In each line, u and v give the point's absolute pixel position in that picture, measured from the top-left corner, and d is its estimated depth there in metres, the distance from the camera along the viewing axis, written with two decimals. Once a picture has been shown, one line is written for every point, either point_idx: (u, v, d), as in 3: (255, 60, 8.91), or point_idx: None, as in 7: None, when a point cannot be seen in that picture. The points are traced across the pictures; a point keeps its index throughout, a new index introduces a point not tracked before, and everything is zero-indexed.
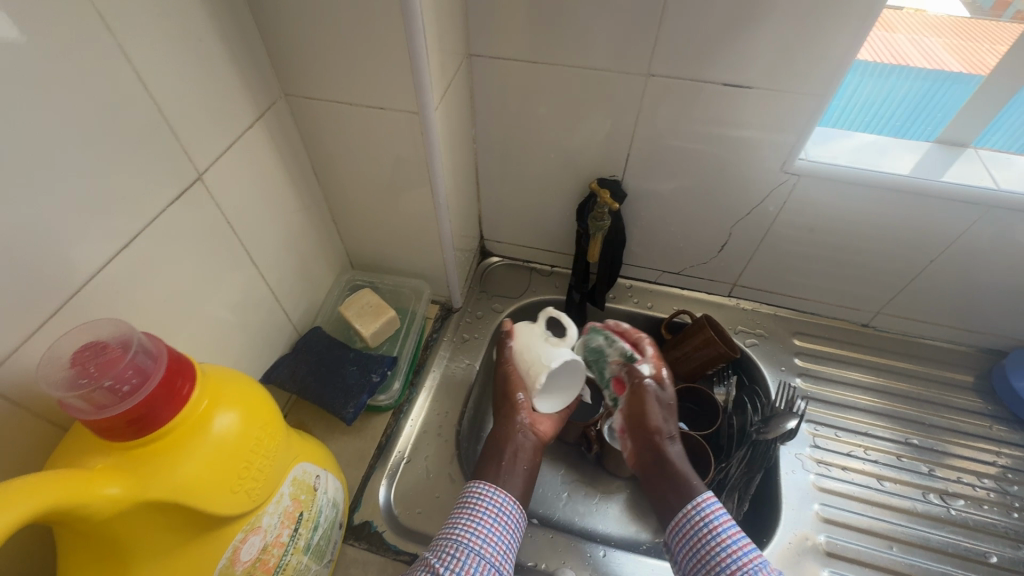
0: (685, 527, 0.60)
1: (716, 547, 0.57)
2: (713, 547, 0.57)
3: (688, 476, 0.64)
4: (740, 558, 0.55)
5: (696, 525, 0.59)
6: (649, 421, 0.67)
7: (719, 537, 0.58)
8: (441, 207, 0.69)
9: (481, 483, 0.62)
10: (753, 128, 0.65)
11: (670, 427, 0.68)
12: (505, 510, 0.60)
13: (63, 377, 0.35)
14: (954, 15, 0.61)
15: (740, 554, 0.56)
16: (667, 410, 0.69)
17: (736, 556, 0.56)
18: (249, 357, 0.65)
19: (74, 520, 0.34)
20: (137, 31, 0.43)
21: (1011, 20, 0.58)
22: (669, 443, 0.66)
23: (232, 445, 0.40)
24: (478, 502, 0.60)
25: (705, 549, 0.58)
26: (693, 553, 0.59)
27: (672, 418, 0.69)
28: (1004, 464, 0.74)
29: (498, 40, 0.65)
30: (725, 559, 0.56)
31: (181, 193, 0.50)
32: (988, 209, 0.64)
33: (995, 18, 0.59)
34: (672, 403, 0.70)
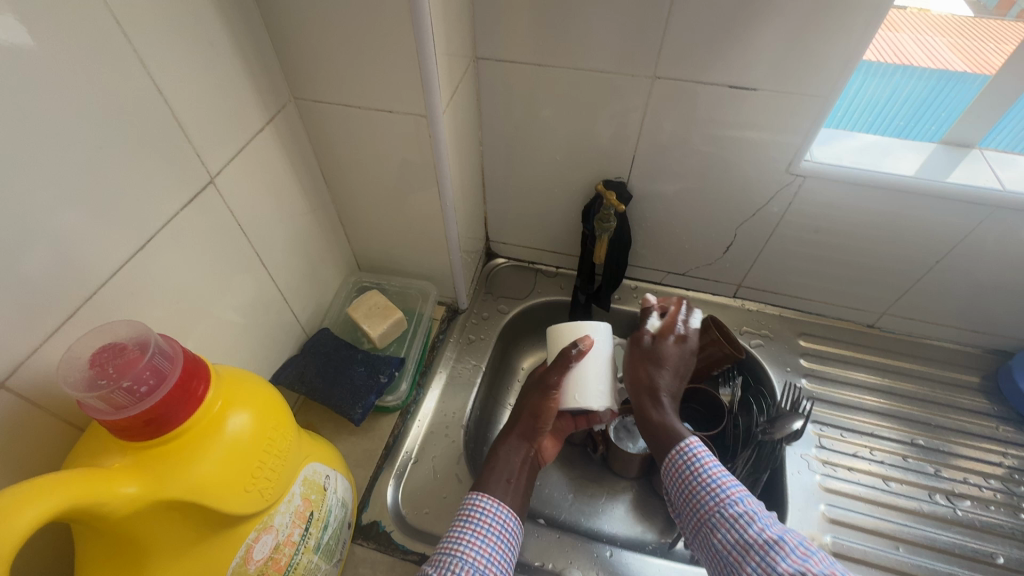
0: (676, 465, 0.60)
1: (704, 481, 0.57)
2: (702, 483, 0.57)
3: (668, 426, 0.63)
4: (727, 490, 0.56)
5: (684, 462, 0.60)
6: (643, 372, 0.67)
7: (702, 477, 0.58)
8: (447, 209, 0.70)
9: (480, 494, 0.60)
10: (759, 129, 0.65)
11: (663, 379, 0.66)
12: (503, 521, 0.59)
13: (81, 378, 0.36)
14: (959, 14, 0.61)
15: (726, 486, 0.56)
16: (663, 363, 0.67)
17: (724, 488, 0.56)
18: (258, 358, 0.65)
19: (92, 518, 0.34)
20: (152, 36, 0.43)
21: (1016, 19, 0.58)
22: (658, 396, 0.65)
23: (246, 444, 0.41)
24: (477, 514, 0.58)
25: (695, 483, 0.58)
26: (685, 493, 0.59)
27: (671, 370, 0.67)
28: (1011, 465, 0.74)
29: (505, 44, 0.65)
30: (713, 490, 0.56)
31: (193, 196, 0.51)
32: (994, 210, 0.64)
33: (1000, 17, 0.59)
34: (676, 355, 0.68)
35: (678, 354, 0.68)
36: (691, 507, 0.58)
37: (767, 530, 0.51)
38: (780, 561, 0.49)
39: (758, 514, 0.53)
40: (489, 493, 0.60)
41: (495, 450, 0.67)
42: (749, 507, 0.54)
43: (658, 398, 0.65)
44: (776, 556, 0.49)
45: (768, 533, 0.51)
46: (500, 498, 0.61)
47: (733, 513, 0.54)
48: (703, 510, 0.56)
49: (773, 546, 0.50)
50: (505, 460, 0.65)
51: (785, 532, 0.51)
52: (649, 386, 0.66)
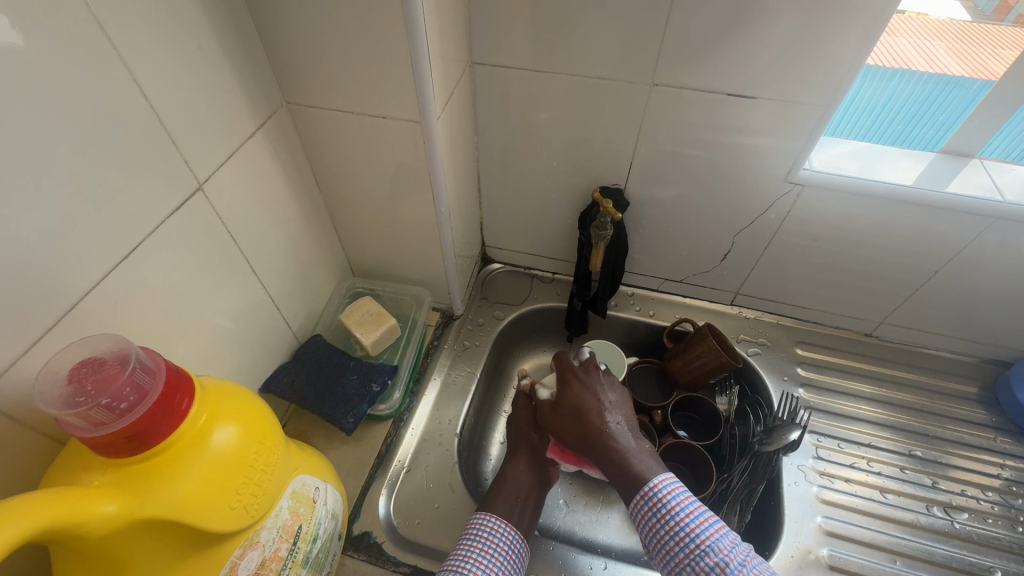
0: (641, 514, 0.57)
1: (672, 527, 0.54)
2: (670, 530, 0.55)
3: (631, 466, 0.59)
4: (697, 537, 0.53)
5: (649, 511, 0.56)
6: (566, 426, 0.64)
7: (669, 524, 0.55)
8: (442, 214, 0.69)
9: (487, 515, 0.60)
10: (758, 136, 0.65)
11: (592, 424, 0.62)
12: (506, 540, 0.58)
13: (59, 395, 0.35)
14: (956, 18, 0.61)
15: (697, 532, 0.53)
16: (581, 408, 0.64)
17: (693, 536, 0.53)
18: (248, 366, 0.64)
19: (69, 538, 0.33)
20: (138, 39, 0.42)
21: (1012, 24, 0.58)
22: (600, 438, 0.61)
23: (230, 460, 0.40)
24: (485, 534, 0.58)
25: (662, 530, 0.55)
26: (654, 538, 0.56)
27: (595, 409, 0.63)
28: (1009, 477, 0.73)
29: (501, 49, 0.64)
30: (683, 538, 0.54)
31: (181, 202, 0.50)
32: (994, 220, 0.64)
33: (996, 22, 0.59)
34: (583, 396, 0.65)
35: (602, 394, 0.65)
36: (662, 554, 0.55)
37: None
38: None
39: (731, 565, 0.51)
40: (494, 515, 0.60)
41: (503, 475, 0.66)
42: (722, 556, 0.51)
43: (601, 440, 0.61)
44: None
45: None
46: (506, 519, 0.60)
47: (704, 566, 0.52)
48: (674, 559, 0.54)
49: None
50: (516, 482, 0.65)
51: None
52: (579, 433, 0.63)
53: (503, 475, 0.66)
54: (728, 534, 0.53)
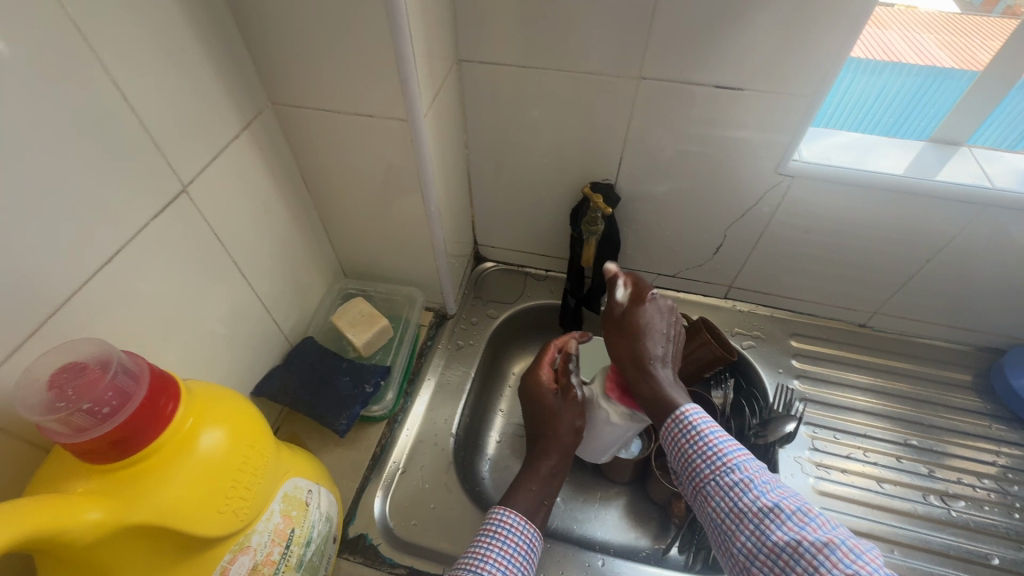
0: (671, 435, 0.55)
1: (700, 449, 0.53)
2: (697, 451, 0.53)
3: (665, 391, 0.55)
4: (723, 457, 0.52)
5: (682, 433, 0.54)
6: (623, 346, 0.58)
7: (698, 444, 0.53)
8: (432, 213, 0.68)
9: (506, 510, 0.55)
10: (747, 128, 0.64)
11: (650, 347, 0.57)
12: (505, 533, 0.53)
13: (40, 401, 0.34)
14: (946, 11, 0.61)
15: (723, 452, 0.53)
16: (644, 331, 0.57)
17: (720, 456, 0.53)
18: (239, 369, 0.64)
19: (55, 546, 0.33)
20: (118, 42, 0.42)
21: (1002, 15, 0.58)
22: (651, 367, 0.56)
23: (219, 464, 0.39)
24: (498, 530, 0.53)
25: (690, 452, 0.54)
26: (681, 460, 0.54)
27: (653, 334, 0.57)
28: (1004, 464, 0.73)
29: (488, 46, 0.64)
30: (709, 458, 0.53)
31: (165, 206, 0.49)
32: (984, 208, 0.64)
33: (984, 14, 0.59)
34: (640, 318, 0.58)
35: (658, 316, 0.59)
36: (686, 473, 0.54)
37: (762, 497, 0.49)
38: (776, 528, 0.47)
39: (756, 482, 0.51)
40: (516, 508, 0.55)
41: (533, 468, 0.60)
42: (746, 474, 0.51)
43: (651, 367, 0.56)
44: (772, 523, 0.48)
45: (783, 503, 0.49)
46: (529, 516, 0.56)
47: (728, 482, 0.51)
48: (698, 477, 0.53)
49: (768, 514, 0.48)
50: (546, 481, 0.59)
51: (782, 498, 0.49)
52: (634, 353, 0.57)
53: (533, 469, 0.60)
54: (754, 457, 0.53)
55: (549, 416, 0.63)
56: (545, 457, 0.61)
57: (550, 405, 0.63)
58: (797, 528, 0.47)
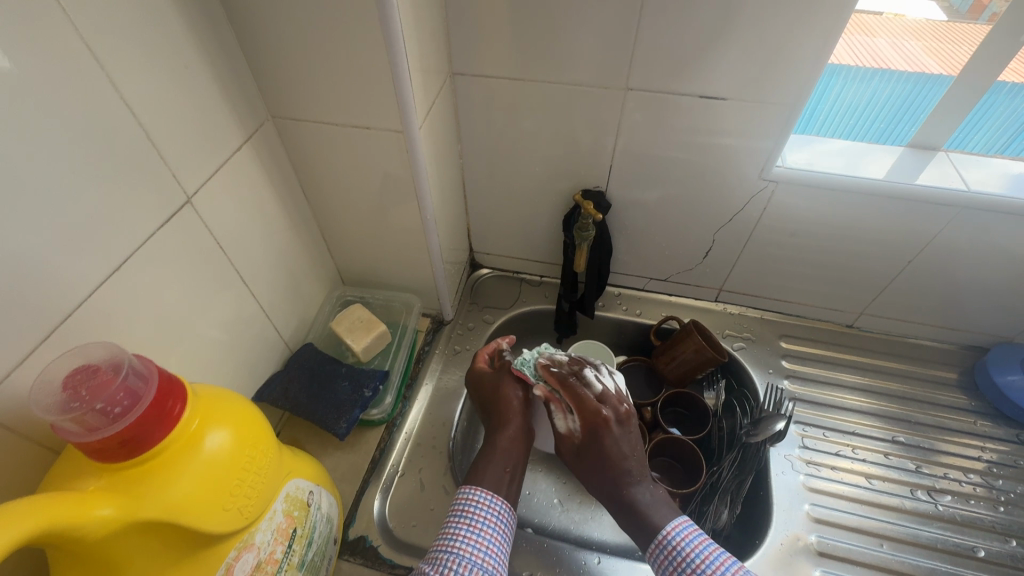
0: (660, 558, 0.55)
1: (692, 570, 0.52)
2: (689, 575, 0.52)
3: (650, 509, 0.57)
4: None
5: (668, 554, 0.54)
6: (593, 481, 0.62)
7: (688, 566, 0.53)
8: (428, 221, 0.70)
9: (473, 488, 0.58)
10: (731, 135, 0.67)
11: (620, 472, 0.60)
12: (491, 514, 0.56)
13: (55, 401, 0.36)
14: (933, 19, 0.64)
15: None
16: (609, 455, 0.60)
17: (705, 571, 0.52)
18: (240, 375, 0.65)
19: (67, 541, 0.34)
20: (125, 60, 0.44)
21: (987, 22, 0.60)
22: (625, 487, 0.59)
23: (224, 463, 0.41)
24: (472, 509, 0.56)
25: (683, 574, 0.53)
26: None
27: (615, 461, 0.60)
28: (990, 459, 0.75)
29: (481, 59, 0.67)
30: None
31: (170, 216, 0.51)
32: (961, 210, 0.66)
33: (972, 21, 0.61)
34: (601, 446, 0.61)
35: (620, 441, 0.61)
36: None
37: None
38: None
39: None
40: (484, 483, 0.58)
41: (492, 443, 0.63)
42: None
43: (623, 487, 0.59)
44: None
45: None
46: (495, 489, 0.58)
47: None
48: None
49: None
50: (507, 450, 0.62)
51: None
52: (605, 480, 0.61)
53: (493, 443, 0.63)
54: (740, 565, 0.52)
55: (493, 391, 0.68)
56: (505, 430, 0.64)
57: (491, 383, 0.69)
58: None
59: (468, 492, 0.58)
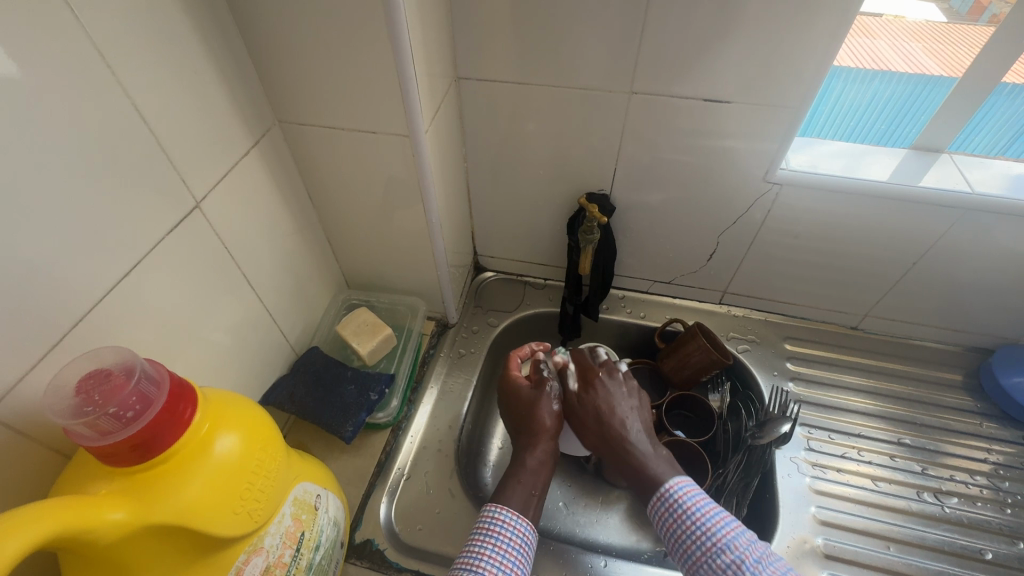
0: (661, 513, 0.57)
1: (691, 528, 0.54)
2: (688, 530, 0.54)
3: (648, 463, 0.60)
4: (714, 537, 0.53)
5: (667, 512, 0.56)
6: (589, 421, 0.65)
7: (688, 521, 0.55)
8: (434, 224, 0.71)
9: (500, 506, 0.56)
10: (736, 138, 0.67)
11: (620, 422, 0.63)
12: (517, 533, 0.54)
13: (68, 406, 0.36)
14: (933, 19, 0.64)
15: (714, 531, 0.53)
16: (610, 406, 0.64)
17: (711, 534, 0.53)
18: (247, 379, 0.65)
19: (80, 545, 0.34)
20: (134, 66, 0.44)
21: (987, 23, 0.60)
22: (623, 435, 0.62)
23: (234, 466, 0.41)
24: (496, 528, 0.54)
25: (681, 532, 0.55)
26: (673, 535, 0.55)
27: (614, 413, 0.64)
28: (996, 461, 0.75)
29: (486, 64, 0.67)
30: (700, 538, 0.54)
31: (179, 221, 0.51)
32: (965, 212, 0.66)
33: (972, 22, 0.61)
34: (604, 395, 0.65)
35: (620, 396, 0.65)
36: (680, 553, 0.55)
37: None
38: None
39: (747, 563, 0.50)
40: (509, 504, 0.57)
41: (521, 461, 0.62)
42: (737, 553, 0.51)
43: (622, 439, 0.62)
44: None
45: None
46: (521, 510, 0.57)
47: (720, 563, 0.51)
48: (691, 559, 0.54)
49: None
50: (534, 470, 0.61)
51: None
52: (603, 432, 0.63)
53: (521, 461, 0.62)
54: (745, 532, 0.53)
55: (528, 408, 0.65)
56: (533, 451, 0.62)
57: (527, 399, 0.66)
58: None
59: (493, 510, 0.56)
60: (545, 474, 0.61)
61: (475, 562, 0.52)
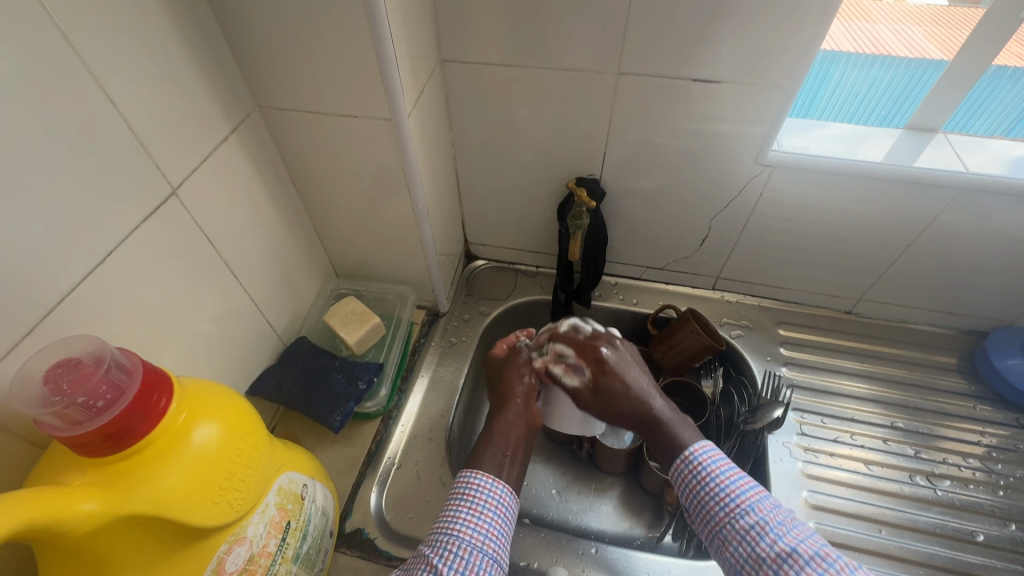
0: (682, 477, 0.57)
1: (713, 490, 0.54)
2: (711, 494, 0.54)
3: (671, 425, 0.59)
4: (737, 498, 0.53)
5: (690, 476, 0.56)
6: (613, 404, 0.61)
7: (710, 486, 0.55)
8: (421, 211, 0.70)
9: (474, 471, 0.57)
10: (726, 120, 0.66)
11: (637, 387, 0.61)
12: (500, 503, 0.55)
13: (36, 395, 0.35)
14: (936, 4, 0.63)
15: (737, 494, 0.53)
16: (622, 376, 0.61)
17: (734, 497, 0.53)
18: (233, 370, 0.65)
19: (53, 536, 0.34)
20: (104, 50, 0.43)
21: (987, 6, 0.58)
22: (648, 404, 0.60)
23: (213, 456, 0.40)
24: (473, 492, 0.55)
25: (704, 494, 0.55)
26: (696, 500, 0.55)
27: (630, 391, 0.61)
28: (990, 443, 0.75)
29: (471, 47, 0.66)
30: (723, 500, 0.54)
31: (155, 208, 0.50)
32: (960, 193, 0.65)
33: (972, 6, 0.59)
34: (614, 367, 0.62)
35: (625, 358, 0.63)
36: (703, 518, 0.55)
37: (780, 541, 0.49)
38: (795, 574, 0.47)
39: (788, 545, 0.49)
40: (482, 468, 0.57)
41: (492, 426, 0.62)
42: (761, 516, 0.51)
43: (648, 408, 0.60)
44: (790, 569, 0.47)
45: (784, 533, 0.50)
46: (495, 474, 0.57)
47: (744, 525, 0.52)
48: (715, 520, 0.54)
49: (786, 560, 0.48)
50: (504, 433, 0.61)
51: (799, 542, 0.49)
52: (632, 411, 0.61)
53: (493, 426, 0.62)
54: (768, 497, 0.53)
55: (501, 375, 0.67)
56: (504, 416, 0.63)
57: (501, 364, 0.68)
58: (816, 575, 0.46)
59: (469, 475, 0.57)
60: (517, 434, 0.62)
61: (451, 524, 0.52)
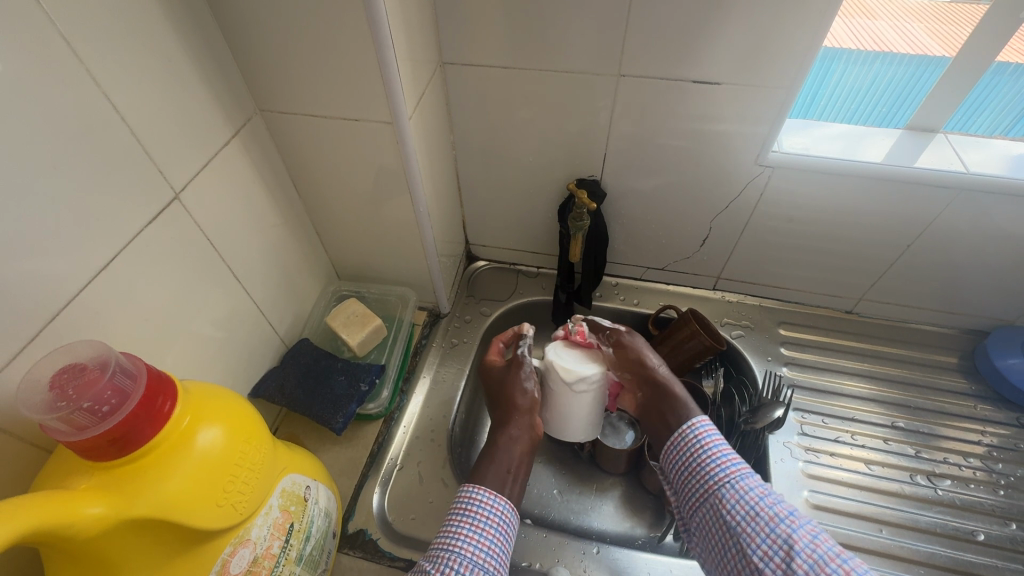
0: (685, 442, 0.63)
1: (714, 454, 0.61)
2: (712, 459, 0.61)
3: (685, 397, 0.67)
4: (735, 465, 0.60)
5: (692, 440, 0.63)
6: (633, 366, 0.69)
7: (710, 454, 0.61)
8: (422, 213, 0.70)
9: (477, 487, 0.58)
10: (726, 121, 0.66)
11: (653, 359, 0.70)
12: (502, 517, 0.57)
13: (42, 401, 0.36)
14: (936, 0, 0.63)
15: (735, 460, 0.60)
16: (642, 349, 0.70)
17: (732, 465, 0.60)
18: (236, 372, 0.65)
19: (59, 540, 0.34)
20: (107, 56, 0.43)
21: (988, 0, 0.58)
22: (660, 373, 0.69)
23: (216, 459, 0.40)
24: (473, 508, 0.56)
25: (704, 458, 0.61)
26: (696, 465, 0.62)
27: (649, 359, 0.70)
28: (990, 442, 0.75)
29: (471, 49, 0.66)
30: (722, 464, 0.60)
31: (158, 212, 0.51)
32: (960, 193, 0.65)
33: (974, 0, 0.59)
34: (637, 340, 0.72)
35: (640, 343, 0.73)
36: (700, 481, 0.61)
37: (777, 505, 0.56)
38: (793, 530, 0.53)
39: (781, 516, 0.55)
40: (486, 484, 0.58)
41: (494, 440, 0.63)
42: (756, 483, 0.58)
43: (661, 379, 0.68)
44: (788, 526, 0.54)
45: (778, 508, 0.55)
46: (498, 489, 0.59)
47: (742, 488, 0.58)
48: (707, 486, 0.60)
49: (783, 519, 0.54)
50: (506, 449, 0.62)
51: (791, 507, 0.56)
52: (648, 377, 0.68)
53: (495, 440, 0.63)
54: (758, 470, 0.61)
55: (501, 386, 0.68)
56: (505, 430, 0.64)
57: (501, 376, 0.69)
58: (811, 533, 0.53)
59: (470, 491, 0.58)
60: (521, 449, 0.63)
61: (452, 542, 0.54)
